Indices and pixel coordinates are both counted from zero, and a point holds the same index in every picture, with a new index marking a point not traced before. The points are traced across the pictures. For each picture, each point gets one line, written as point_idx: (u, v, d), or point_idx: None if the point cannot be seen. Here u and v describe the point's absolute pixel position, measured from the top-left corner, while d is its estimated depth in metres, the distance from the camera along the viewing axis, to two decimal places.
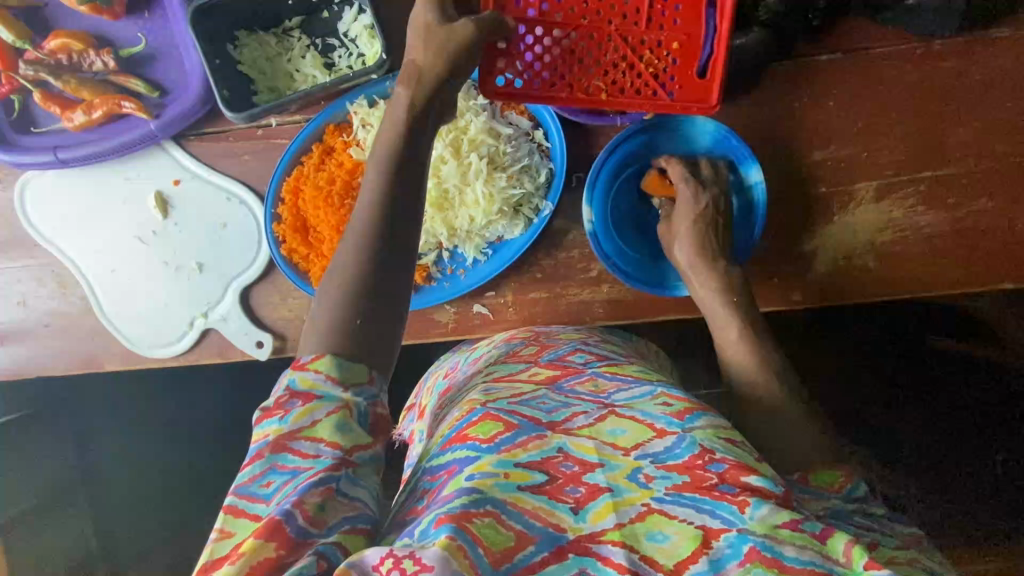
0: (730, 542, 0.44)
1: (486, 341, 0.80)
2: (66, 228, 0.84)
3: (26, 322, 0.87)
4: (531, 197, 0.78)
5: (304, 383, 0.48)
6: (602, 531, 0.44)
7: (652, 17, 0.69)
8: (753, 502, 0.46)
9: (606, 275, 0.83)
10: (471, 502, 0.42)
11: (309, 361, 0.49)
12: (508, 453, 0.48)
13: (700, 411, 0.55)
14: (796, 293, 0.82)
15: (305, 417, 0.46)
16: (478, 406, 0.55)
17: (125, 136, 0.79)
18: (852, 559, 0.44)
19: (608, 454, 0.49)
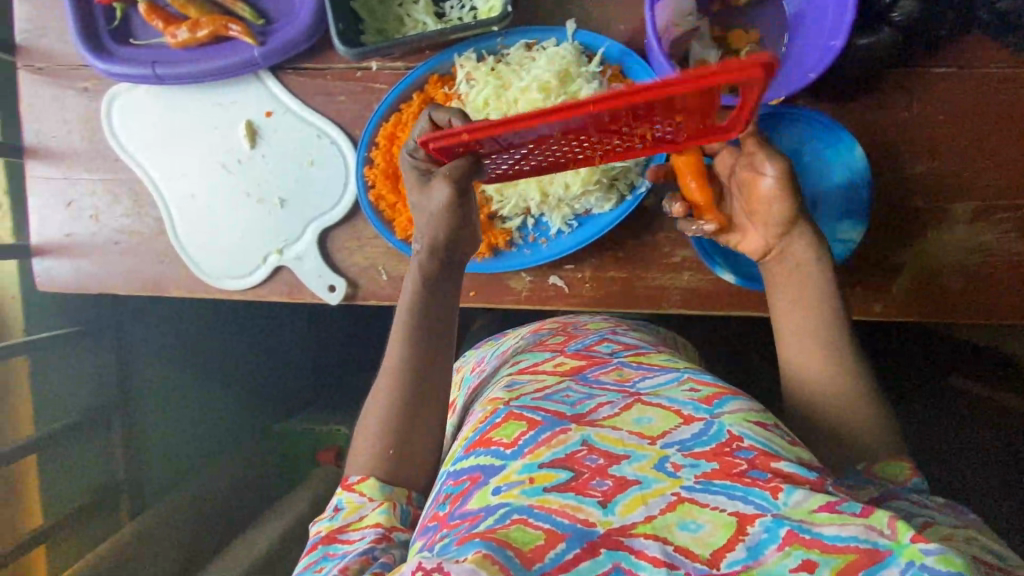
0: (766, 526, 0.39)
1: (514, 335, 0.83)
2: (154, 147, 0.83)
3: (97, 237, 0.86)
4: (629, 172, 0.77)
5: (350, 499, 0.57)
6: (632, 524, 0.40)
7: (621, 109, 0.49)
8: (786, 486, 0.41)
9: (688, 263, 0.81)
10: (496, 521, 0.41)
11: (356, 482, 0.58)
12: (531, 455, 0.46)
13: (730, 395, 0.51)
14: (877, 305, 0.81)
15: (352, 514, 0.56)
16: (501, 406, 0.54)
17: (225, 60, 0.77)
18: (897, 531, 0.38)
19: (634, 445, 0.46)
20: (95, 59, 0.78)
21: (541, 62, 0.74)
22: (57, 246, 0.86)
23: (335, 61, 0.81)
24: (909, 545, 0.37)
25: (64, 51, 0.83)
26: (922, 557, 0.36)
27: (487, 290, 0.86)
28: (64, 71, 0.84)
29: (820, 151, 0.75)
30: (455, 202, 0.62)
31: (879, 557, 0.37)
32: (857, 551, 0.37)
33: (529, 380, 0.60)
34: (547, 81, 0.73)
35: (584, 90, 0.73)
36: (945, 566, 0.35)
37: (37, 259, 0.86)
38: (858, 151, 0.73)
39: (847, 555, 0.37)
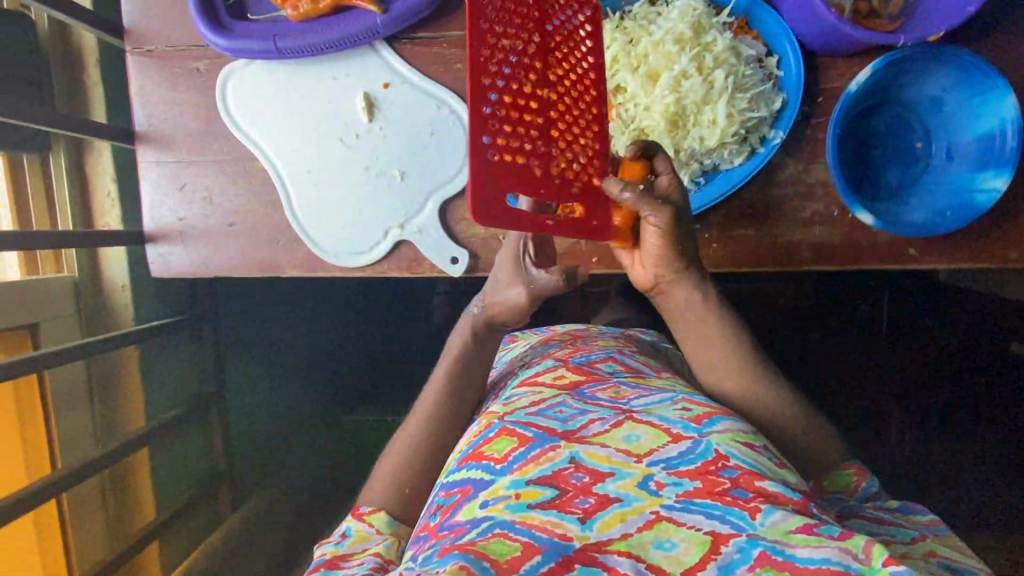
0: (740, 547, 0.39)
1: (522, 342, 0.84)
2: (270, 123, 0.82)
3: (209, 220, 0.85)
4: (762, 124, 0.75)
5: (358, 530, 0.59)
6: (609, 540, 0.41)
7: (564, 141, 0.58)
8: (765, 507, 0.42)
9: (819, 217, 0.79)
10: (477, 533, 0.42)
11: (367, 513, 0.61)
12: (520, 471, 0.46)
13: (721, 415, 0.51)
14: (1014, 252, 0.77)
15: (357, 544, 0.57)
16: (495, 420, 0.54)
17: (347, 31, 0.76)
18: (871, 557, 0.39)
19: (620, 463, 0.46)
20: (214, 34, 0.77)
21: (672, 15, 0.73)
22: (170, 231, 0.86)
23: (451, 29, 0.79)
24: (879, 571, 0.38)
25: (172, 32, 0.82)
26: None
27: (609, 256, 0.83)
28: (174, 53, 0.82)
29: (964, 100, 0.74)
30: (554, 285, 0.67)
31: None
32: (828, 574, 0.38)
33: (527, 392, 0.60)
34: (681, 31, 0.72)
35: (719, 40, 0.72)
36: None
37: (152, 246, 0.86)
38: (1011, 99, 0.70)
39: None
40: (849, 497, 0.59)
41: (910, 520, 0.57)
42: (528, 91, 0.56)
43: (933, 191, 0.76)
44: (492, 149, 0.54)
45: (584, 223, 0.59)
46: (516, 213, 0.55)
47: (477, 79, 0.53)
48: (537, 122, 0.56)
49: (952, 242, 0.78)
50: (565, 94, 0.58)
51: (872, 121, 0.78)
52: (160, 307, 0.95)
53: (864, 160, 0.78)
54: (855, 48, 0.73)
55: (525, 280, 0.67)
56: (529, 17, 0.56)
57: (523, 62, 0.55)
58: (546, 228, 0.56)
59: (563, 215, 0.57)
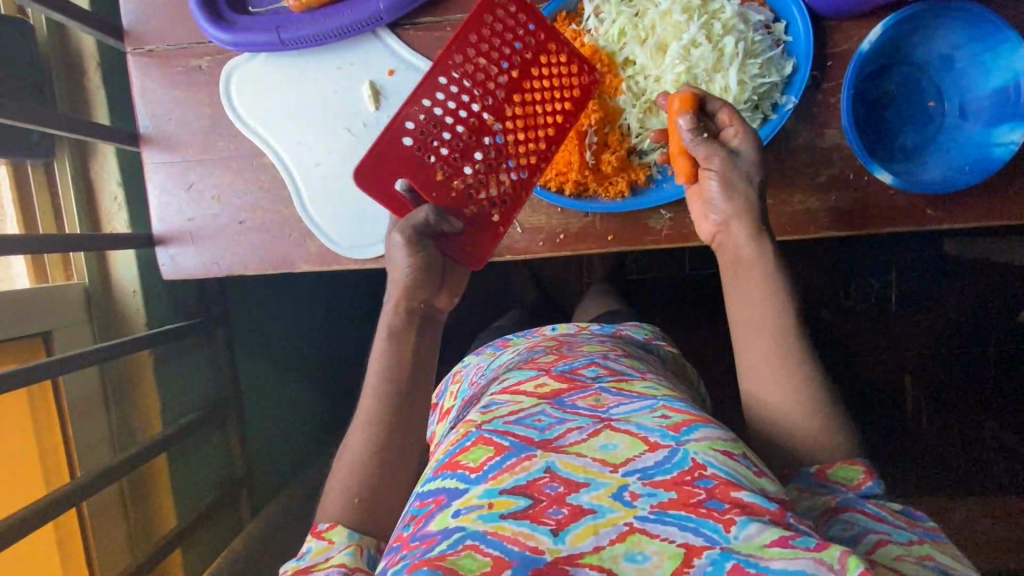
0: (712, 559, 0.40)
1: (511, 349, 0.81)
2: (276, 117, 0.81)
3: (219, 219, 0.84)
4: (773, 91, 0.75)
5: (317, 545, 0.55)
6: (580, 553, 0.41)
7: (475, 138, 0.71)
8: (740, 519, 0.42)
9: (835, 182, 0.78)
10: (448, 546, 0.42)
11: (325, 528, 0.56)
12: (493, 481, 0.45)
13: (700, 423, 0.50)
14: None
15: (319, 556, 0.54)
16: (472, 429, 0.53)
17: (350, 18, 0.76)
18: (847, 568, 0.39)
19: (595, 473, 0.46)
20: (216, 29, 0.76)
21: None
22: (180, 233, 0.85)
23: (454, 12, 0.78)
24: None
25: (172, 31, 0.81)
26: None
27: (625, 233, 0.82)
28: (175, 52, 0.82)
29: (975, 55, 0.73)
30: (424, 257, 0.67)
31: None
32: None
33: (507, 401, 0.58)
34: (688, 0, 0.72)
35: (727, 7, 0.72)
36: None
37: (162, 249, 0.85)
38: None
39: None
40: (845, 488, 0.56)
41: (912, 522, 0.53)
42: (482, 91, 0.70)
43: (948, 149, 0.76)
44: (423, 108, 0.70)
45: (454, 202, 0.71)
46: (411, 155, 0.70)
47: (449, 58, 0.69)
48: (464, 116, 0.70)
49: (970, 201, 0.77)
50: (496, 108, 0.71)
51: (883, 82, 0.77)
52: (173, 311, 0.94)
53: (878, 122, 0.78)
54: (866, 6, 0.71)
55: (406, 227, 0.66)
56: (525, 53, 0.70)
57: (500, 72, 0.70)
58: (408, 180, 0.70)
59: (437, 190, 0.71)
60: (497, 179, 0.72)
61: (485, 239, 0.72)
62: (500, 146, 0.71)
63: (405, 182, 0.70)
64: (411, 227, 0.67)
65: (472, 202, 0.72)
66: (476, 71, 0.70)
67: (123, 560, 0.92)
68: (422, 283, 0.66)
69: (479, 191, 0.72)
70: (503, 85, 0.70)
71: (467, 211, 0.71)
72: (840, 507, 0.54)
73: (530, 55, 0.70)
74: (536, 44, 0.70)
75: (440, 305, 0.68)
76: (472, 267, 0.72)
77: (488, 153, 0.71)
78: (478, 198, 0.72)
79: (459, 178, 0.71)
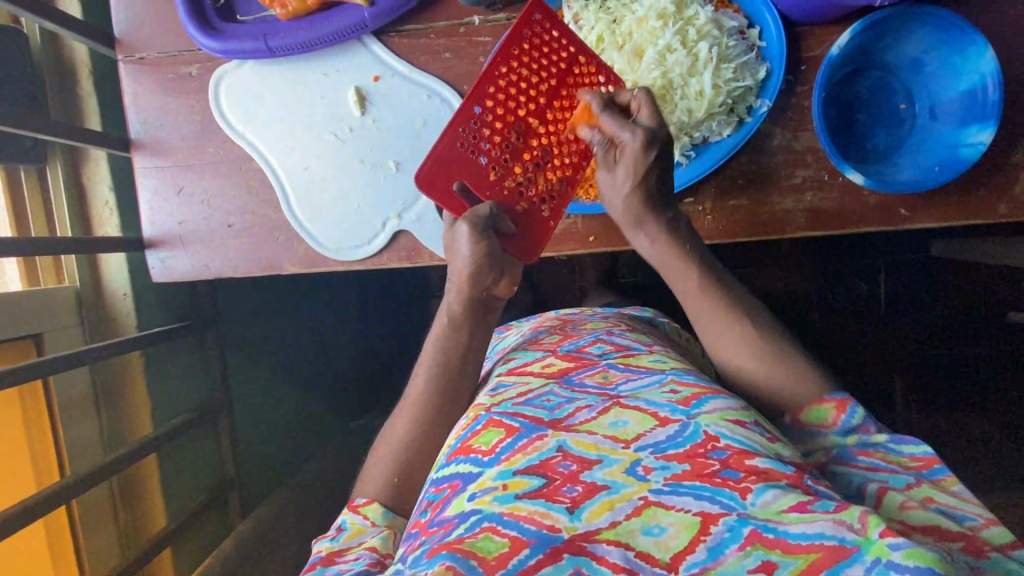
0: (730, 526, 0.39)
1: (517, 330, 0.82)
2: (265, 122, 0.83)
3: (209, 223, 0.86)
4: (748, 94, 0.77)
5: (353, 524, 0.57)
6: (596, 530, 0.40)
7: (523, 140, 0.71)
8: (757, 487, 0.41)
9: (810, 183, 0.80)
10: (466, 529, 0.41)
11: (362, 505, 0.59)
12: (507, 462, 0.45)
13: (710, 394, 0.50)
14: (1001, 206, 0.78)
15: (352, 539, 0.55)
16: (483, 412, 0.53)
17: (335, 26, 0.78)
18: (867, 527, 0.38)
19: (607, 450, 0.45)
20: (206, 37, 0.78)
21: None
22: (169, 236, 0.86)
23: (437, 18, 0.80)
24: (876, 542, 0.37)
25: (163, 40, 0.83)
26: (890, 553, 0.36)
27: (606, 234, 0.84)
28: (166, 59, 0.84)
29: (943, 59, 0.75)
30: (484, 239, 0.66)
31: (847, 553, 0.36)
32: (821, 550, 0.37)
33: (516, 382, 0.59)
34: (664, 7, 0.74)
35: (701, 13, 0.74)
36: (913, 562, 0.35)
37: (153, 252, 0.87)
38: (989, 55, 0.70)
39: (810, 555, 0.37)
40: (827, 432, 0.56)
41: (908, 465, 0.53)
42: (527, 97, 0.70)
43: (920, 150, 0.78)
44: (474, 114, 0.70)
45: (506, 200, 0.71)
46: (462, 157, 0.71)
47: (494, 69, 0.70)
48: (510, 120, 0.70)
49: (942, 200, 0.79)
50: (541, 110, 0.70)
51: (856, 85, 0.79)
52: (162, 314, 0.95)
53: (852, 125, 0.80)
54: (836, 12, 0.73)
55: (471, 215, 0.67)
56: (565, 61, 0.70)
57: (541, 81, 0.70)
58: (464, 181, 0.71)
59: (491, 189, 0.71)
60: (546, 178, 0.71)
61: (534, 236, 0.71)
62: (547, 147, 0.71)
63: (459, 183, 0.70)
64: (475, 218, 0.67)
65: (523, 199, 0.71)
66: (519, 80, 0.70)
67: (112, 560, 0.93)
68: (484, 270, 0.67)
69: (531, 191, 0.71)
70: (545, 92, 0.70)
71: (518, 209, 0.71)
72: (831, 463, 0.54)
73: (564, 62, 0.70)
74: (572, 54, 0.70)
75: (498, 292, 0.69)
76: (523, 259, 0.71)
77: (535, 154, 0.71)
78: (529, 196, 0.71)
79: (511, 178, 0.71)
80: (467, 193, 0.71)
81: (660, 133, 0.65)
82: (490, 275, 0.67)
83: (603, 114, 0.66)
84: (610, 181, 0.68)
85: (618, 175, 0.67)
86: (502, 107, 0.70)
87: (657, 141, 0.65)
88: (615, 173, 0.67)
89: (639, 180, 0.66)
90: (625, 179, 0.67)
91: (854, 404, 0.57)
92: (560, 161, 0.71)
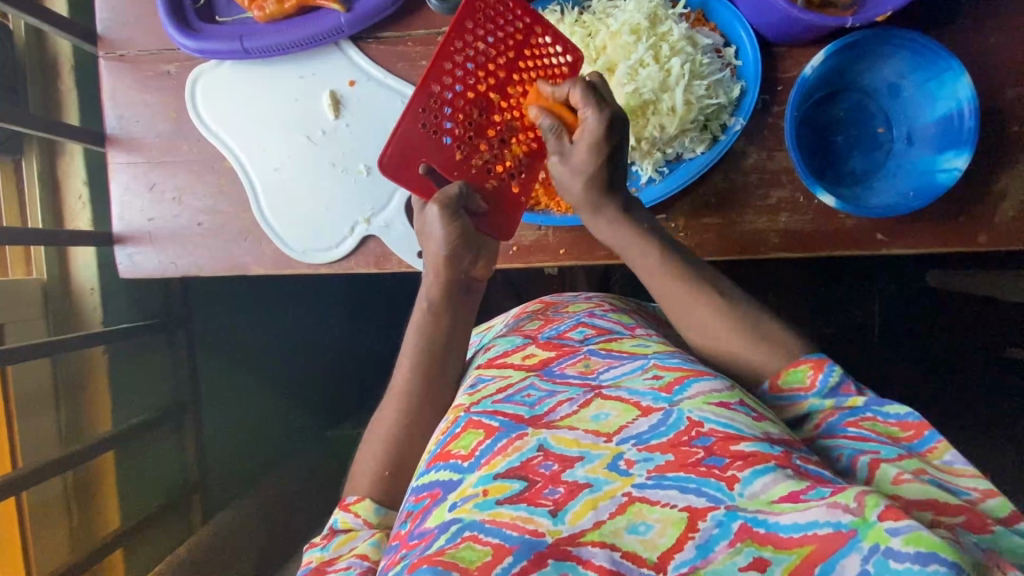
0: (718, 521, 0.36)
1: (501, 319, 0.78)
2: (238, 123, 0.83)
3: (180, 220, 0.85)
4: (721, 112, 0.76)
5: (344, 525, 0.53)
6: (581, 531, 0.37)
7: (486, 117, 0.67)
8: (743, 477, 0.38)
9: (786, 204, 0.79)
10: (447, 540, 0.38)
11: (353, 502, 0.55)
12: (487, 466, 0.42)
13: (694, 378, 0.47)
14: (980, 235, 0.76)
15: (344, 545, 0.50)
16: (461, 414, 0.50)
17: (311, 30, 0.78)
18: (864, 507, 0.34)
19: (589, 445, 0.42)
20: (184, 36, 0.79)
21: (629, 6, 0.75)
22: (139, 232, 0.86)
23: (415, 27, 0.80)
24: (874, 525, 0.33)
25: (143, 37, 0.84)
26: (888, 539, 0.32)
27: (577, 247, 0.83)
28: (145, 57, 0.84)
29: (920, 84, 0.74)
30: (455, 220, 0.64)
31: (842, 539, 0.33)
32: (814, 541, 0.34)
33: (495, 377, 0.56)
34: (637, 22, 0.74)
35: (675, 30, 0.74)
36: (913, 547, 0.31)
37: (121, 248, 0.87)
38: (965, 80, 0.69)
39: (804, 548, 0.34)
40: (806, 395, 0.52)
41: (896, 435, 0.47)
42: (484, 73, 0.67)
43: (897, 174, 0.76)
44: (433, 91, 0.66)
45: (475, 179, 0.68)
46: (425, 137, 0.67)
47: (448, 43, 0.65)
48: (472, 95, 0.67)
49: (921, 228, 0.77)
50: (502, 87, 0.67)
51: (833, 107, 0.78)
52: (129, 311, 0.96)
53: (828, 146, 0.79)
54: (810, 33, 0.73)
55: (441, 196, 0.64)
56: (520, 34, 0.67)
57: (499, 54, 0.67)
58: (430, 162, 0.67)
59: (459, 170, 0.68)
60: (512, 154, 0.69)
61: (507, 213, 0.69)
62: (510, 122, 0.68)
63: (425, 165, 0.67)
64: (445, 198, 0.64)
65: (492, 176, 0.68)
66: (477, 54, 0.66)
67: (62, 556, 0.93)
68: (459, 253, 0.65)
69: (498, 167, 0.68)
70: (504, 64, 0.67)
71: (488, 187, 0.68)
72: (818, 437, 0.49)
73: (520, 35, 0.67)
74: (529, 23, 0.67)
75: (477, 274, 0.67)
76: (502, 237, 0.69)
77: (499, 129, 0.68)
78: (496, 174, 0.68)
79: (477, 156, 0.68)
80: (435, 174, 0.67)
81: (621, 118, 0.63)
82: (466, 252, 0.65)
83: (569, 91, 0.63)
84: (563, 164, 0.65)
85: (577, 155, 0.63)
86: (464, 85, 0.66)
87: (619, 127, 0.62)
88: (583, 157, 0.63)
89: (592, 171, 0.63)
90: (584, 161, 0.63)
91: (832, 363, 0.52)
92: (526, 133, 0.69)
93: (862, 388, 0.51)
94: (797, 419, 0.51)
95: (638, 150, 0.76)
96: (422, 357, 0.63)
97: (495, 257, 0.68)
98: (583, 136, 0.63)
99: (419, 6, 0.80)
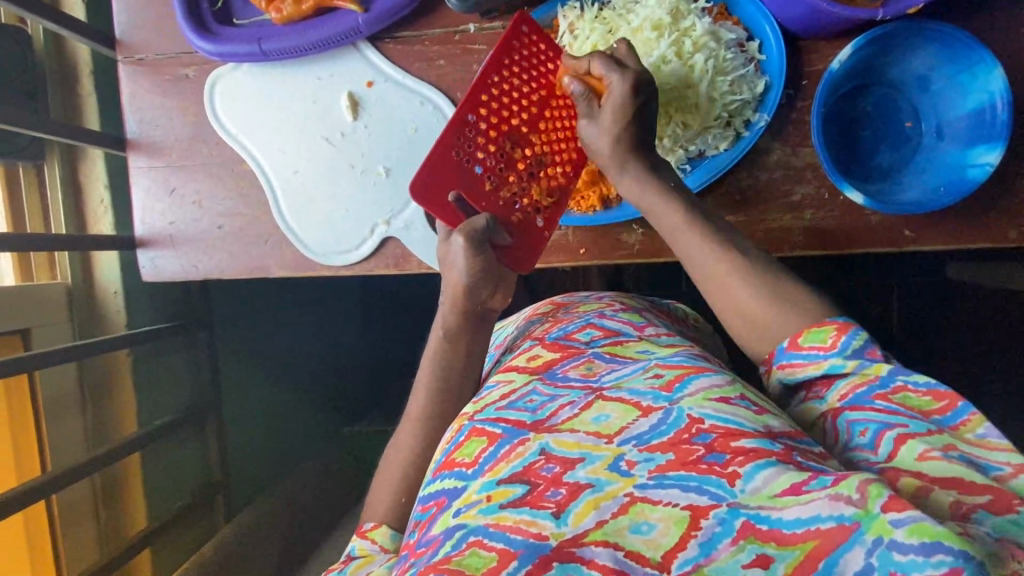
0: (720, 518, 0.35)
1: (514, 320, 0.77)
2: (257, 127, 0.83)
3: (199, 224, 0.86)
4: (745, 108, 0.75)
5: (360, 551, 0.53)
6: (584, 532, 0.36)
7: (517, 152, 0.68)
8: (744, 472, 0.37)
9: (810, 201, 0.78)
10: (452, 547, 0.38)
11: (370, 529, 0.55)
12: (490, 472, 0.42)
13: (695, 375, 0.47)
14: (1011, 231, 0.75)
15: (359, 568, 0.50)
16: (466, 421, 0.49)
17: (330, 31, 0.77)
18: (867, 498, 0.34)
19: (590, 446, 0.42)
20: (201, 40, 0.79)
21: (649, 2, 0.73)
22: (160, 237, 0.87)
23: (432, 26, 0.79)
24: (877, 517, 0.33)
25: (161, 41, 0.84)
26: (892, 531, 0.32)
27: (597, 247, 0.82)
28: (163, 61, 0.84)
29: (950, 76, 0.72)
30: (478, 253, 0.63)
31: (846, 533, 0.33)
32: (818, 536, 0.33)
33: (500, 382, 0.55)
34: (659, 17, 0.72)
35: (698, 25, 0.72)
36: (918, 538, 0.31)
37: (143, 253, 0.87)
38: (997, 72, 0.67)
39: (807, 543, 0.33)
40: (826, 356, 0.49)
41: (928, 407, 0.45)
42: (517, 106, 0.68)
43: (924, 170, 0.74)
44: (466, 121, 0.67)
45: (501, 211, 0.68)
46: (456, 166, 0.67)
47: (484, 76, 0.67)
48: (503, 128, 0.68)
49: (950, 225, 0.76)
50: (533, 122, 0.68)
51: (859, 101, 0.77)
52: (153, 313, 0.97)
53: (854, 142, 0.77)
54: (838, 26, 0.71)
55: (468, 228, 0.63)
56: (554, 70, 0.69)
57: (531, 91, 0.68)
58: (459, 191, 0.67)
59: (486, 200, 0.67)
60: (541, 189, 0.69)
61: (529, 244, 0.69)
62: (540, 157, 0.69)
63: (455, 194, 0.66)
64: (472, 230, 0.63)
65: (519, 209, 0.68)
66: (509, 87, 0.68)
67: (91, 558, 0.95)
68: (478, 286, 0.63)
69: (525, 200, 0.69)
70: (536, 100, 0.68)
71: (514, 220, 0.68)
72: (845, 409, 0.47)
73: (554, 68, 0.69)
74: (560, 62, 0.69)
75: (495, 304, 0.65)
76: (517, 269, 0.68)
77: (529, 163, 0.68)
78: (523, 207, 0.69)
79: (505, 188, 0.68)
80: (464, 204, 0.67)
81: (647, 77, 0.64)
82: (488, 288, 0.64)
83: (592, 62, 0.64)
84: (592, 127, 0.65)
85: (603, 119, 0.64)
86: (496, 117, 0.68)
87: (645, 85, 0.64)
88: (612, 115, 0.63)
89: (622, 129, 0.64)
90: (615, 121, 0.64)
91: (858, 328, 0.50)
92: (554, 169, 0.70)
93: (886, 356, 0.49)
94: (818, 391, 0.49)
95: (662, 147, 0.75)
96: (444, 360, 0.63)
97: (512, 288, 0.67)
98: (610, 96, 0.63)
99: (435, 4, 0.79)
